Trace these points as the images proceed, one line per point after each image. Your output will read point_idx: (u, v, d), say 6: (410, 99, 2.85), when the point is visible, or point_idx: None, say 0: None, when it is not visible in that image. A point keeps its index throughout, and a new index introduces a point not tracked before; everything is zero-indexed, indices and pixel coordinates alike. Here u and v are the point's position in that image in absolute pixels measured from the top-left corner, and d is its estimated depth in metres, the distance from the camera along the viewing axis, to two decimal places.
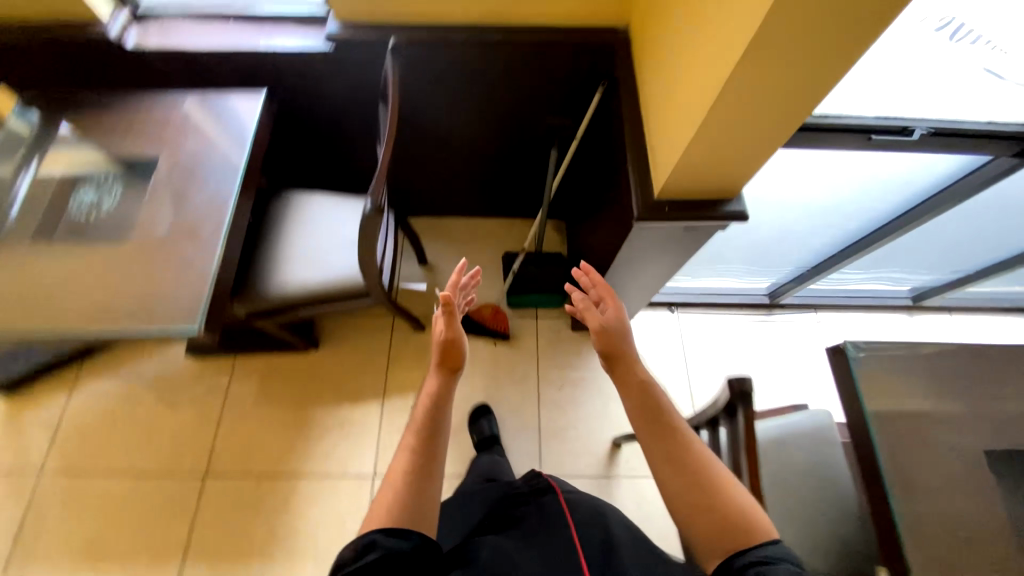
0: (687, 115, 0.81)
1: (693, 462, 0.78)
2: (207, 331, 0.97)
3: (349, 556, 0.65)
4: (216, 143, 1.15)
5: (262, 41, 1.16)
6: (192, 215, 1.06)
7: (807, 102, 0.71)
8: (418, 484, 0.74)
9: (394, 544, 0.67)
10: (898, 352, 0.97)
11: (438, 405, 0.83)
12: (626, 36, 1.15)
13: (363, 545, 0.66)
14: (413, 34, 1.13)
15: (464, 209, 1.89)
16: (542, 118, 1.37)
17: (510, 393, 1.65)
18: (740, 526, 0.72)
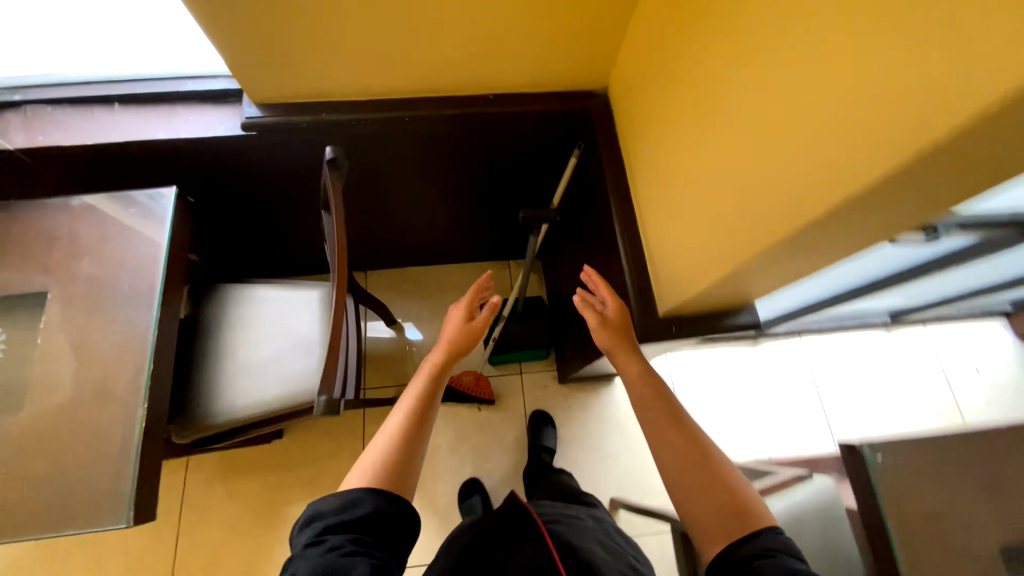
0: (712, 250, 0.71)
1: (688, 449, 0.71)
2: (141, 517, 0.81)
3: (337, 505, 0.69)
4: (123, 264, 0.94)
5: (163, 130, 0.93)
6: (102, 365, 0.88)
7: (843, 250, 0.60)
8: (408, 442, 0.79)
9: (383, 498, 0.70)
10: (914, 448, 0.92)
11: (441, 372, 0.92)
12: (603, 102, 1.01)
13: (349, 499, 0.70)
14: (353, 114, 0.94)
15: (431, 257, 1.71)
16: (512, 178, 1.21)
17: (500, 461, 1.54)
18: (733, 510, 0.64)
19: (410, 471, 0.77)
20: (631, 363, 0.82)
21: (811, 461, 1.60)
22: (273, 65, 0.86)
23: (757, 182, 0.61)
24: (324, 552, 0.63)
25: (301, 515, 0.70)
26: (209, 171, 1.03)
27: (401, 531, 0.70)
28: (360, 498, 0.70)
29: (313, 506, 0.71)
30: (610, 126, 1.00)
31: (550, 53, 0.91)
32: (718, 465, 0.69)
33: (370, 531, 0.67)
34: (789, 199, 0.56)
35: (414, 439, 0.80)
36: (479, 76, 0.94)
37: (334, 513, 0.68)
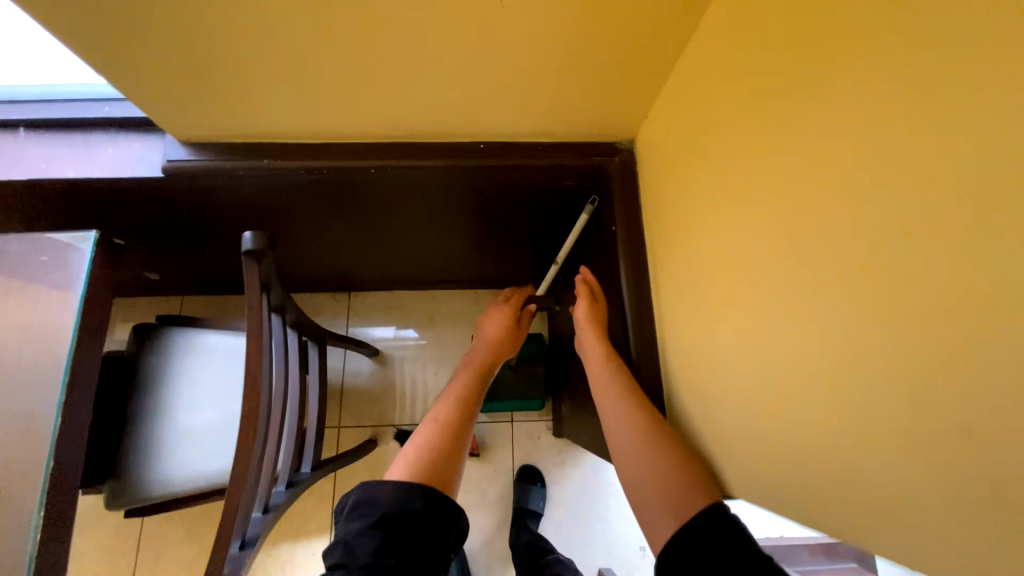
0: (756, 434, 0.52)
1: (635, 429, 0.65)
2: None
3: (392, 497, 0.60)
4: (33, 333, 0.84)
5: (75, 167, 0.75)
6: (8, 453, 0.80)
7: None
8: (454, 437, 0.69)
9: (435, 496, 0.61)
10: None
11: (488, 366, 0.84)
12: (628, 158, 0.79)
13: (405, 491, 0.60)
14: (307, 162, 0.75)
15: (421, 283, 1.53)
16: (509, 224, 1.01)
17: (481, 517, 1.41)
18: (683, 492, 0.57)
19: (455, 467, 0.67)
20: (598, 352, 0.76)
21: (828, 548, 1.38)
22: (195, 99, 0.66)
23: (851, 375, 0.41)
24: (375, 549, 0.55)
25: (353, 497, 0.61)
26: (140, 209, 0.86)
27: (452, 534, 0.62)
28: (412, 493, 0.60)
29: (364, 489, 0.61)
30: (631, 191, 0.79)
31: (563, 99, 0.70)
32: (670, 441, 0.63)
33: (424, 534, 0.58)
34: (902, 430, 0.37)
35: (460, 431, 0.70)
36: (469, 122, 0.73)
37: (391, 506, 0.59)
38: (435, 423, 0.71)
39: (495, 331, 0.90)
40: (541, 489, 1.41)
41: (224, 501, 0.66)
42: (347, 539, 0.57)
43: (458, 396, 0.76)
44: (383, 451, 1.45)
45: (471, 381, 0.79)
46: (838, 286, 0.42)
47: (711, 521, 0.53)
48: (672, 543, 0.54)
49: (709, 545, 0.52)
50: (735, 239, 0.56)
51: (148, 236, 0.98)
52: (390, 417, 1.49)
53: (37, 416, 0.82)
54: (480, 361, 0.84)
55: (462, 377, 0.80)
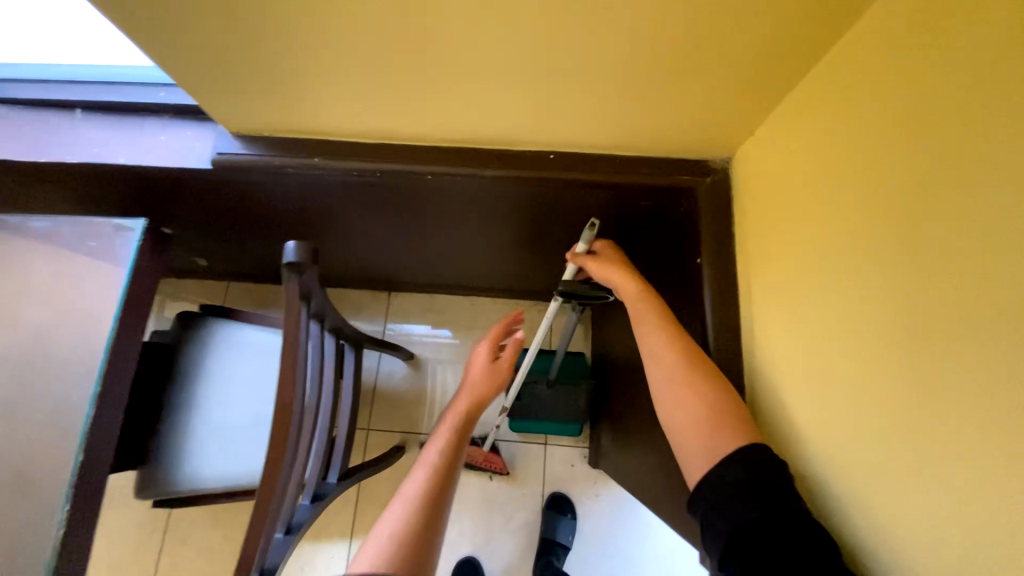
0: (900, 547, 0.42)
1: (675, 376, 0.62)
2: None
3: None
4: (75, 319, 0.82)
5: (127, 155, 0.73)
6: (44, 440, 0.78)
7: None
8: (428, 520, 0.62)
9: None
10: None
11: (466, 424, 0.76)
12: (724, 179, 0.68)
13: None
14: (363, 163, 0.69)
15: (462, 288, 1.47)
16: (568, 238, 0.93)
17: (503, 541, 1.34)
18: (716, 434, 0.56)
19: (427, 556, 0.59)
20: (630, 286, 0.70)
21: None
22: (249, 89, 0.61)
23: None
24: None
25: None
26: (189, 199, 0.83)
27: None
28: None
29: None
30: (724, 216, 0.68)
31: (659, 108, 0.60)
32: (706, 390, 0.60)
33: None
34: None
35: (437, 508, 0.64)
36: (544, 129, 0.64)
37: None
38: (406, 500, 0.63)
39: (477, 377, 0.83)
40: (571, 521, 1.32)
41: (245, 530, 0.62)
42: None
43: (434, 465, 0.68)
44: (409, 459, 1.40)
45: (448, 445, 0.71)
46: None
47: (743, 462, 0.52)
48: (708, 477, 0.54)
49: (739, 484, 0.51)
50: (877, 294, 0.45)
51: (196, 224, 0.95)
52: (419, 425, 1.43)
53: (73, 405, 0.79)
54: (459, 417, 0.77)
55: (443, 437, 0.73)
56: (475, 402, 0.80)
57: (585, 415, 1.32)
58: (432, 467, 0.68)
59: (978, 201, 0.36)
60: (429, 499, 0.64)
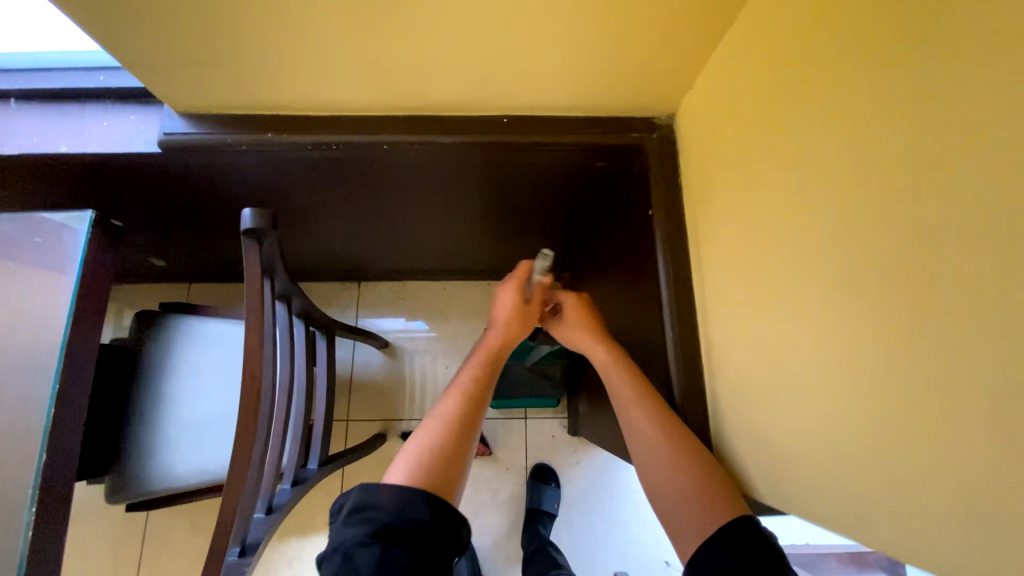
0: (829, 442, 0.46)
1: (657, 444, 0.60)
2: None
3: (392, 503, 0.55)
4: (29, 312, 0.78)
5: (67, 142, 0.70)
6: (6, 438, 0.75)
7: None
8: (457, 442, 0.62)
9: (439, 503, 0.56)
10: None
11: (498, 356, 0.74)
12: (668, 135, 0.71)
13: (404, 501, 0.55)
14: (316, 136, 0.69)
15: (432, 272, 1.47)
16: (528, 207, 0.95)
17: (491, 516, 1.37)
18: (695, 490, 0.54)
19: (462, 470, 0.61)
20: (601, 351, 0.72)
21: (857, 556, 1.30)
22: (189, 63, 0.60)
23: (966, 385, 0.33)
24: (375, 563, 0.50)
25: (353, 498, 0.56)
26: (137, 188, 0.81)
27: (443, 535, 0.55)
28: (414, 497, 0.55)
29: (362, 491, 0.56)
30: (672, 170, 0.71)
31: (596, 65, 0.62)
32: (686, 462, 0.58)
33: (431, 543, 0.54)
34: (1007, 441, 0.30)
35: (465, 433, 0.64)
36: (491, 93, 0.66)
37: (393, 515, 0.54)
38: (441, 421, 0.64)
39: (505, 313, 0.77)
40: (555, 489, 1.36)
41: (219, 504, 0.60)
42: (346, 546, 0.52)
43: (466, 389, 0.68)
44: (391, 445, 1.41)
45: (479, 371, 0.71)
46: (953, 272, 0.33)
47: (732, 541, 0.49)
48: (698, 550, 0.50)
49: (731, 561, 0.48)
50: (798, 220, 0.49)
51: (149, 217, 0.92)
52: (400, 411, 1.44)
53: (34, 399, 0.76)
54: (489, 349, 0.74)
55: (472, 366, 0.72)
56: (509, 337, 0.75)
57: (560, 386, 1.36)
58: (464, 392, 0.68)
59: (868, 120, 0.40)
60: (462, 421, 0.65)
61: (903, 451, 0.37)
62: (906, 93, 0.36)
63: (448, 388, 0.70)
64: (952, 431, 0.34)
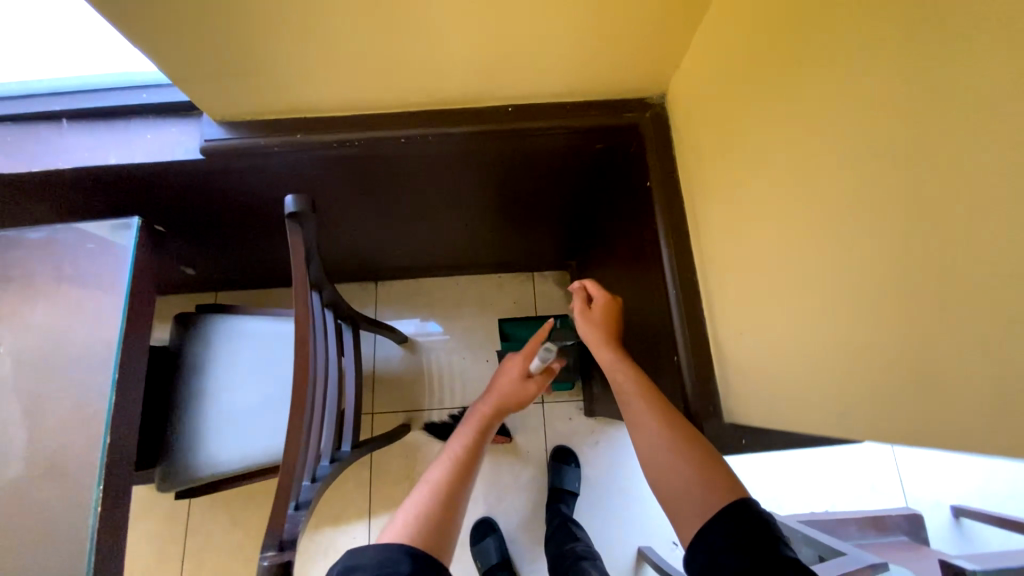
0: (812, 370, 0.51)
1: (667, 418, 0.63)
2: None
3: (377, 561, 0.57)
4: (76, 311, 0.83)
5: (116, 155, 0.78)
6: (55, 430, 0.78)
7: None
8: (447, 503, 0.66)
9: (422, 560, 0.58)
10: None
11: (490, 425, 0.79)
12: (659, 113, 0.77)
13: (387, 560, 0.57)
14: (338, 134, 0.75)
15: (445, 268, 1.54)
16: (533, 193, 1.01)
17: (515, 498, 1.42)
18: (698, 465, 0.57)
19: (449, 532, 0.64)
20: (609, 354, 0.73)
21: (877, 521, 1.32)
22: (223, 75, 0.67)
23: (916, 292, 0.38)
24: None
25: (336, 566, 0.58)
26: (175, 196, 0.88)
27: None
28: (398, 555, 0.58)
29: (348, 556, 0.59)
30: (665, 145, 0.77)
31: (588, 52, 0.68)
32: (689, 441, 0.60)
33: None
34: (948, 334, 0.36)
35: (455, 498, 0.67)
36: (494, 85, 0.72)
37: (375, 574, 0.56)
38: (428, 487, 0.68)
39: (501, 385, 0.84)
40: (576, 469, 1.40)
41: (280, 468, 0.61)
42: None
43: (456, 455, 0.73)
44: (415, 435, 1.46)
45: (470, 439, 0.75)
46: (899, 199, 0.39)
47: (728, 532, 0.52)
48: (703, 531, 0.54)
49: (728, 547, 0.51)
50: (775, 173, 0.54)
51: (185, 225, 1.00)
52: (421, 403, 1.50)
53: (85, 392, 0.79)
54: (482, 417, 0.79)
55: (465, 434, 0.77)
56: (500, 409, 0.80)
57: (575, 371, 1.40)
58: (453, 459, 0.72)
59: (826, 76, 0.46)
60: (450, 485, 0.68)
61: (871, 362, 0.43)
62: (857, 48, 0.42)
63: (440, 456, 0.74)
64: (906, 336, 0.39)
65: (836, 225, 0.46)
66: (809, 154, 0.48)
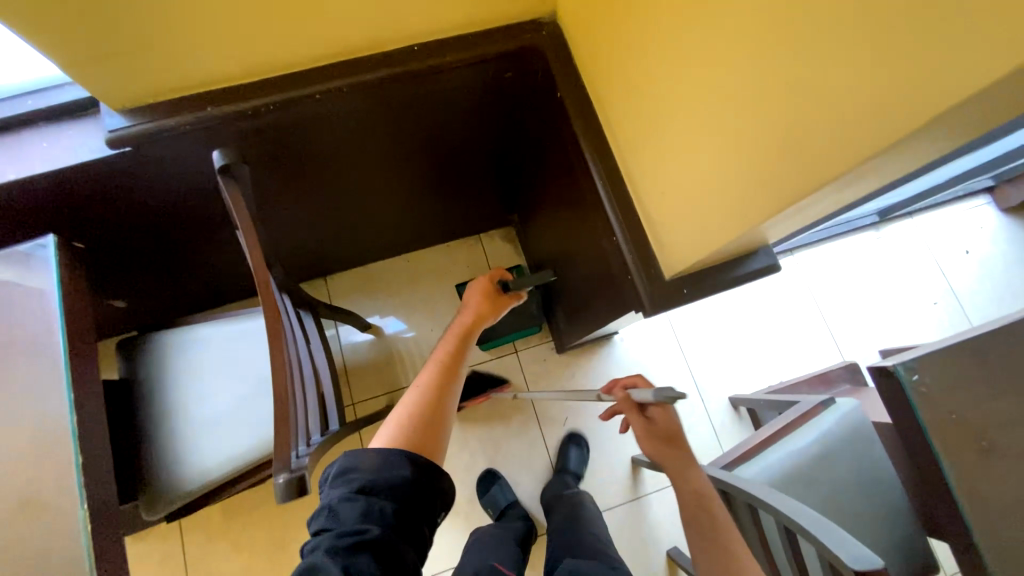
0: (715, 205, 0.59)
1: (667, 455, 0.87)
2: None
3: (374, 466, 0.61)
4: (2, 347, 0.77)
5: (13, 169, 0.73)
6: (12, 473, 0.73)
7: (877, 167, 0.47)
8: (436, 400, 0.72)
9: (419, 464, 0.63)
10: (957, 418, 0.85)
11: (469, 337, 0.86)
12: (556, 30, 0.83)
13: (383, 463, 0.62)
14: (251, 102, 0.75)
15: (394, 249, 1.54)
16: (461, 140, 1.05)
17: (512, 446, 1.48)
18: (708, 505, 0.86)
19: (444, 424, 0.71)
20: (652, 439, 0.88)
21: (822, 377, 1.51)
22: (115, 55, 0.65)
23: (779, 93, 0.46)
24: (359, 516, 0.58)
25: (336, 467, 0.62)
26: (91, 209, 0.84)
27: (423, 488, 0.63)
28: (395, 458, 0.62)
29: (348, 459, 0.63)
30: (569, 58, 0.83)
31: None
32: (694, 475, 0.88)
33: (411, 501, 0.61)
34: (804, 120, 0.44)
35: (443, 397, 0.73)
36: (396, 24, 0.75)
37: (378, 479, 0.61)
38: (420, 390, 0.73)
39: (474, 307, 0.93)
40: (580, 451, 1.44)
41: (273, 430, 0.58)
42: (333, 506, 0.59)
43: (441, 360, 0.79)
44: None
45: (452, 346, 0.82)
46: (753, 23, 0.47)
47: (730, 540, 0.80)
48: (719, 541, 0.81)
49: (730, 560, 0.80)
50: (658, 46, 0.62)
51: (107, 244, 0.95)
52: (400, 381, 1.51)
53: (37, 425, 0.74)
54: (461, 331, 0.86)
55: (446, 345, 0.83)
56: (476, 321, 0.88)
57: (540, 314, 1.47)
58: (441, 364, 0.78)
59: None
60: (439, 385, 0.74)
61: (765, 168, 0.51)
62: None
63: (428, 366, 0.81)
64: (784, 132, 0.47)
65: (715, 66, 0.53)
66: (683, 16, 0.56)
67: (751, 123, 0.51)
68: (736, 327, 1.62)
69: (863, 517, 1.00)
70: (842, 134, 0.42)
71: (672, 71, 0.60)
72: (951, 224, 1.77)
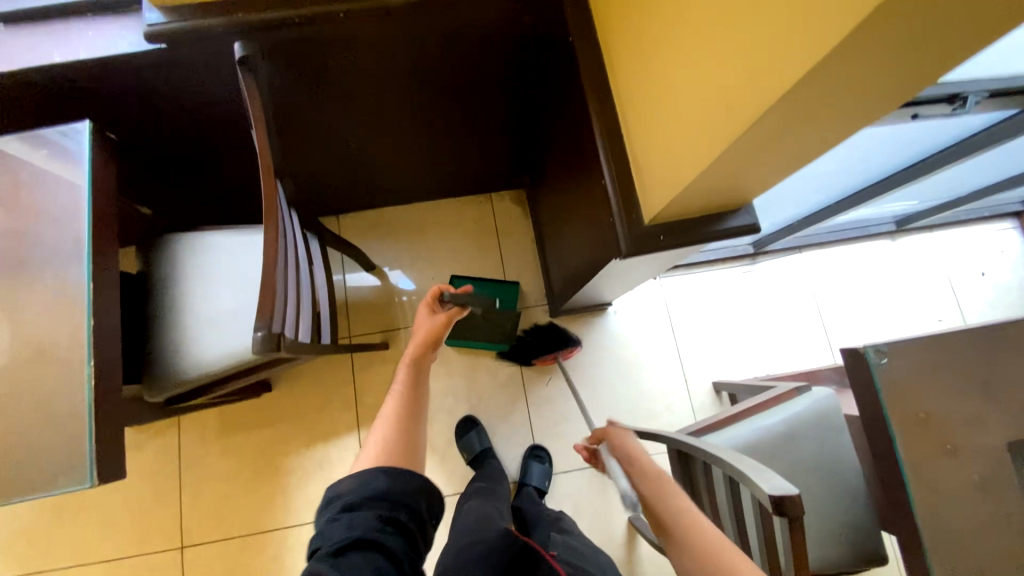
0: (691, 147, 0.62)
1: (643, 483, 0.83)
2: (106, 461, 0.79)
3: (354, 485, 0.69)
4: (35, 217, 0.85)
5: (60, 52, 0.80)
6: (34, 325, 0.81)
7: (841, 107, 0.49)
8: (402, 433, 0.79)
9: (394, 473, 0.71)
10: (915, 411, 0.86)
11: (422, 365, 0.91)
12: None
13: (361, 480, 0.70)
14: (278, 12, 0.79)
15: (405, 196, 1.59)
16: (477, 86, 1.07)
17: (494, 398, 1.53)
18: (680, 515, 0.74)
19: (416, 450, 0.79)
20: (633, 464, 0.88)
21: (809, 374, 1.51)
22: None
23: (756, 27, 0.49)
24: (346, 527, 0.65)
25: (322, 498, 0.71)
26: (125, 102, 0.90)
27: (401, 494, 0.70)
28: (370, 476, 0.70)
29: (331, 487, 0.71)
30: (585, 8, 0.85)
31: None
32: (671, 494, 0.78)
33: (391, 504, 0.69)
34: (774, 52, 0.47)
35: (409, 428, 0.81)
36: None
37: (357, 495, 0.68)
38: (385, 427, 0.80)
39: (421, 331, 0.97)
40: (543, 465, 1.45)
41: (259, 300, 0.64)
42: (324, 526, 0.67)
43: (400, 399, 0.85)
44: (394, 352, 1.55)
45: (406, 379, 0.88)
46: None
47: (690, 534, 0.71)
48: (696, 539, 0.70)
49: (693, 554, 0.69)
50: None
51: (138, 144, 1.02)
52: (396, 323, 1.57)
53: (59, 287, 0.83)
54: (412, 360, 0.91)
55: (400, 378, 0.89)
56: (426, 343, 0.94)
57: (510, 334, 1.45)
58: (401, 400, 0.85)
59: None
60: (402, 419, 0.82)
61: (736, 104, 0.53)
62: None
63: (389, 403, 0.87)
64: (753, 66, 0.50)
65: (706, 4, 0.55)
66: None
67: (728, 60, 0.53)
68: (730, 316, 1.63)
69: (819, 499, 1.02)
70: (801, 60, 0.44)
71: (670, 13, 0.62)
72: (972, 242, 1.73)
